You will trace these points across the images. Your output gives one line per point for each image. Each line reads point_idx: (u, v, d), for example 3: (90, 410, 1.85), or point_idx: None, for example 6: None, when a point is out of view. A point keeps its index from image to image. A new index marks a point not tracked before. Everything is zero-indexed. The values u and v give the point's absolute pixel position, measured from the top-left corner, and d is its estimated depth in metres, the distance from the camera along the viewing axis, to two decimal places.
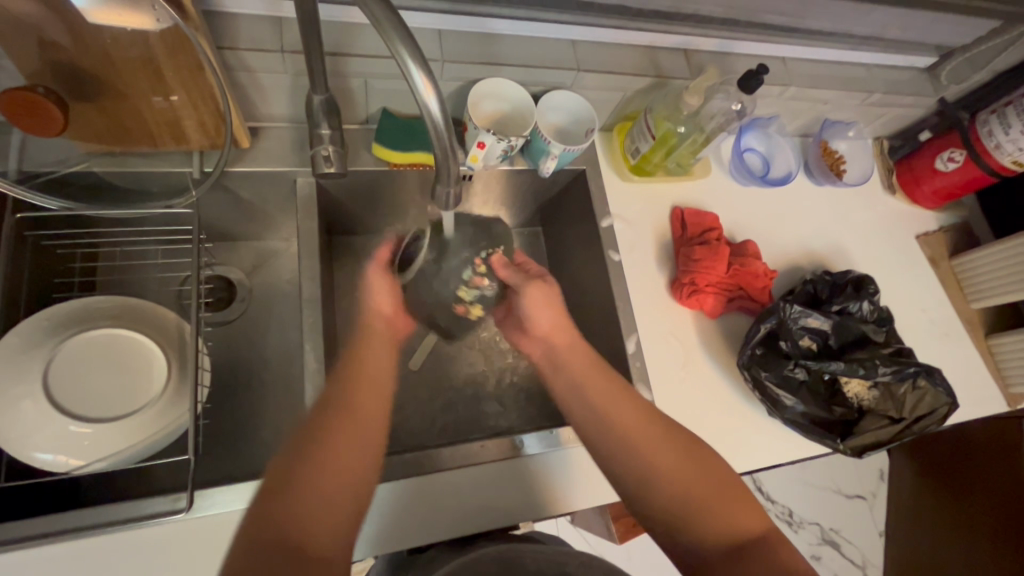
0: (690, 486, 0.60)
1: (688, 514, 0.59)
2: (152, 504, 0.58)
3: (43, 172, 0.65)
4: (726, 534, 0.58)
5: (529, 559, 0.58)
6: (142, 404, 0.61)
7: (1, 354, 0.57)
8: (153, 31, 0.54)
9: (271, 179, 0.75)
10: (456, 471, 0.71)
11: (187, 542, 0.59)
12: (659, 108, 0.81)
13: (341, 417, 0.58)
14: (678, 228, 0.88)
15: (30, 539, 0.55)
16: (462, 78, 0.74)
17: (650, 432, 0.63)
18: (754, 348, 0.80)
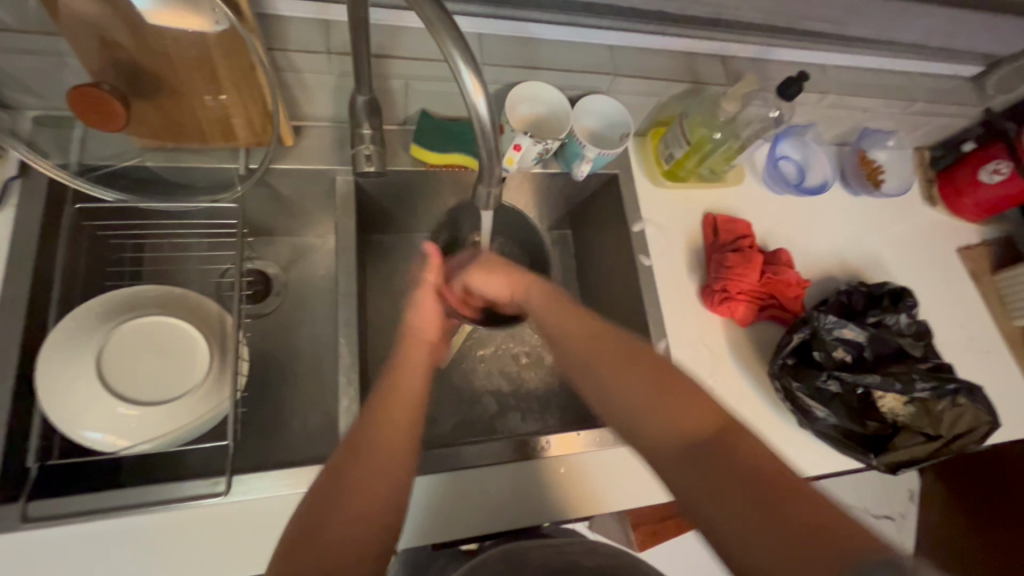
0: (633, 388, 0.53)
1: (632, 414, 0.52)
2: (192, 487, 0.60)
3: (100, 165, 0.68)
4: (671, 433, 0.50)
5: (533, 552, 0.60)
6: (187, 389, 0.63)
7: (60, 338, 0.60)
8: (212, 32, 0.56)
9: (312, 177, 0.77)
10: (483, 469, 0.72)
11: (225, 525, 0.61)
12: (694, 114, 0.81)
13: (374, 418, 0.55)
14: (710, 235, 0.87)
15: (75, 518, 0.57)
16: (500, 82, 0.76)
17: (588, 336, 0.57)
18: (785, 358, 0.79)
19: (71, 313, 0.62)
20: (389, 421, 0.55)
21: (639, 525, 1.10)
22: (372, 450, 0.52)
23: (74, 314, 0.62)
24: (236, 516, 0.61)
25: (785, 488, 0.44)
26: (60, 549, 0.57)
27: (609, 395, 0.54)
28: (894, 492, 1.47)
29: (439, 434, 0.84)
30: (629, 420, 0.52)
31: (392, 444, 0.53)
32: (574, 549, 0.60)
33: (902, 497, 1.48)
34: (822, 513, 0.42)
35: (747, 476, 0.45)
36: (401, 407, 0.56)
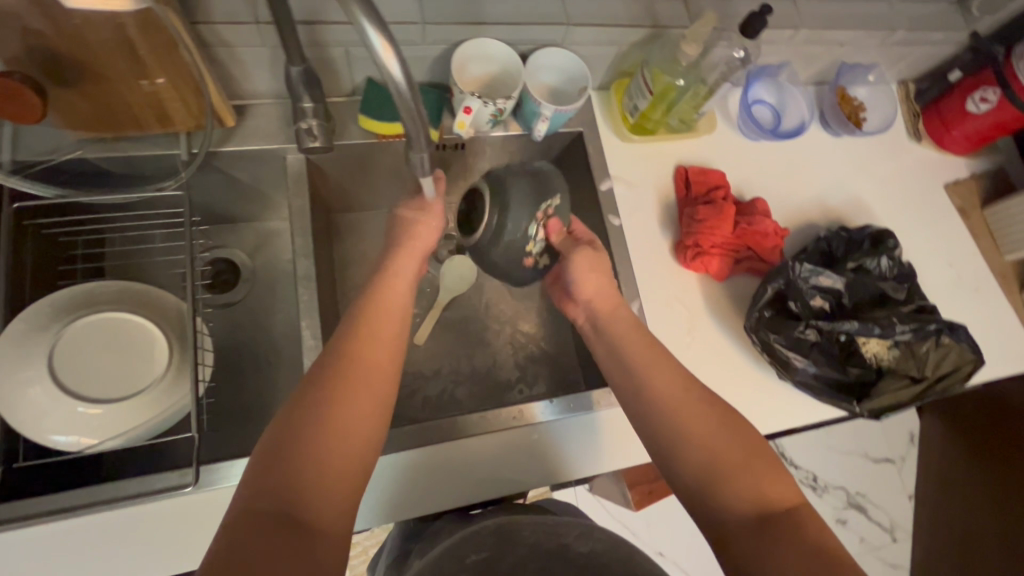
0: (721, 454, 0.55)
1: (710, 477, 0.55)
2: (160, 479, 0.59)
3: (37, 161, 0.64)
4: (751, 507, 0.53)
5: (529, 531, 0.57)
6: (147, 384, 0.62)
7: (10, 340, 0.59)
8: (127, 12, 0.53)
9: (262, 158, 0.74)
10: (476, 439, 0.71)
11: (199, 514, 0.61)
12: (657, 62, 0.77)
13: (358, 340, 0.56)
14: (682, 189, 0.84)
15: (45, 516, 0.57)
16: (446, 41, 0.71)
17: (691, 407, 0.58)
18: (761, 309, 0.76)
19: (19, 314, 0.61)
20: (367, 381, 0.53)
21: (633, 485, 1.11)
22: (346, 408, 0.51)
23: (24, 315, 0.60)
24: (208, 505, 0.61)
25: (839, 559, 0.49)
26: (34, 547, 0.57)
27: (690, 449, 0.56)
28: (892, 434, 1.48)
29: (418, 411, 0.83)
30: (699, 484, 0.55)
31: (366, 415, 0.52)
32: (570, 532, 0.57)
33: (902, 440, 1.48)
34: None
35: (808, 547, 0.49)
36: (366, 365, 0.54)
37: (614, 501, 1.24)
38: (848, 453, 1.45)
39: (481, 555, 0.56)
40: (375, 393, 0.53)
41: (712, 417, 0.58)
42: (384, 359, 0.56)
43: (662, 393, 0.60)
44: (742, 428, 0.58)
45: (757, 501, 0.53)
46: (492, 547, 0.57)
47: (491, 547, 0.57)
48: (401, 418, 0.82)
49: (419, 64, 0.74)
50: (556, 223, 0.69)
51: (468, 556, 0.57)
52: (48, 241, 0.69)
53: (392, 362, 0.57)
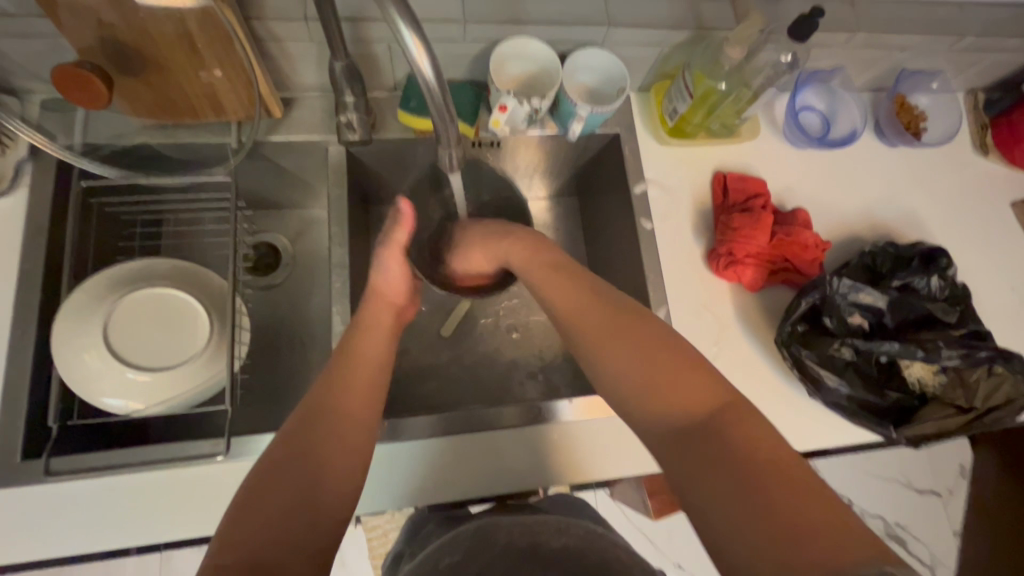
0: (631, 369, 0.53)
1: (634, 394, 0.52)
2: (195, 445, 0.64)
3: (104, 144, 0.69)
4: (672, 418, 0.50)
5: (504, 533, 0.58)
6: (189, 356, 0.66)
7: (71, 308, 0.64)
8: (190, 9, 0.57)
9: (306, 148, 0.78)
10: (492, 433, 0.73)
11: (226, 483, 0.64)
12: (698, 64, 0.75)
13: (347, 370, 0.59)
14: (719, 196, 0.82)
15: (93, 472, 0.62)
16: (486, 40, 0.72)
17: (602, 314, 0.57)
18: (795, 324, 0.73)
19: (78, 287, 0.66)
20: (348, 400, 0.56)
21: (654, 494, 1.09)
22: (331, 436, 0.52)
23: (85, 286, 0.65)
24: (235, 475, 0.64)
25: (784, 468, 0.44)
26: (76, 501, 0.62)
27: (607, 369, 0.55)
28: (940, 466, 1.39)
29: (439, 400, 0.86)
30: (624, 396, 0.53)
31: (346, 441, 0.53)
32: (548, 529, 0.58)
33: (952, 473, 1.39)
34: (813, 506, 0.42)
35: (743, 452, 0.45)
36: (348, 389, 0.57)
37: (635, 509, 1.23)
38: (889, 482, 1.37)
39: (455, 558, 0.57)
40: (354, 419, 0.55)
41: (633, 329, 0.55)
42: (367, 382, 0.59)
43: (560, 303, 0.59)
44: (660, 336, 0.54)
45: (683, 406, 0.50)
46: (467, 549, 0.57)
47: (466, 548, 0.57)
48: (423, 407, 0.84)
49: (459, 61, 0.76)
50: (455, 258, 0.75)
51: (442, 560, 0.56)
52: (110, 221, 0.75)
53: (375, 393, 0.59)
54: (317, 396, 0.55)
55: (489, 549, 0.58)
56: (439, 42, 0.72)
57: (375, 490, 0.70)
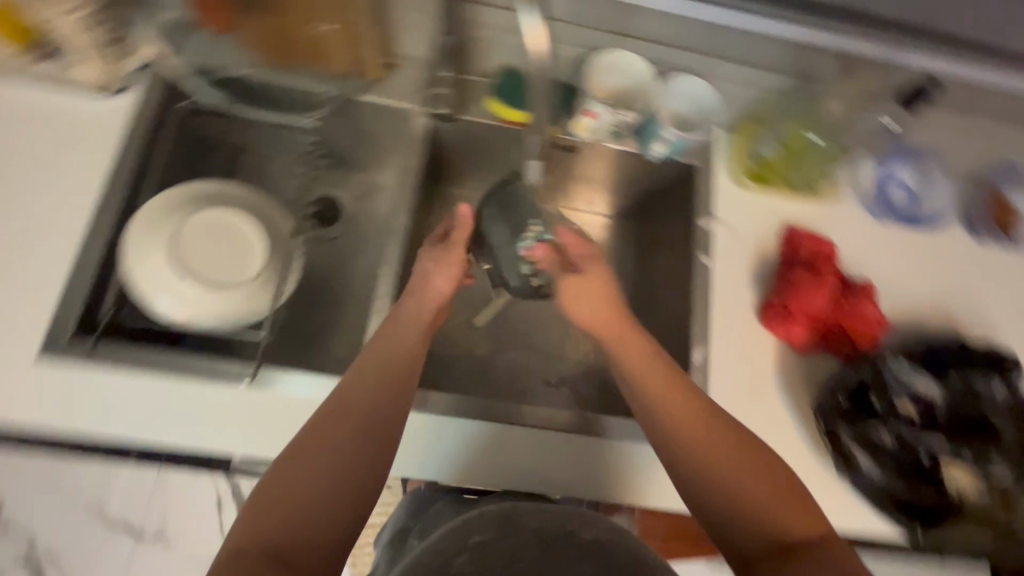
0: (717, 467, 0.54)
1: (726, 509, 0.52)
2: (226, 366, 0.66)
3: (217, 71, 0.75)
4: (761, 529, 0.51)
5: (531, 517, 0.55)
6: (240, 282, 0.69)
7: (152, 211, 0.68)
8: None
9: (392, 114, 0.79)
10: (502, 427, 0.72)
11: (243, 409, 0.66)
12: (793, 114, 0.81)
13: (365, 380, 0.57)
14: (784, 250, 0.79)
15: (128, 365, 0.64)
16: (588, 46, 0.75)
17: (687, 402, 0.57)
18: (838, 395, 0.70)
19: (160, 196, 0.70)
20: (370, 417, 0.55)
21: None
22: (338, 452, 0.52)
23: (167, 194, 0.70)
24: (253, 403, 0.66)
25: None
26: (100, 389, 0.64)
27: (688, 470, 0.55)
28: None
29: (457, 386, 0.86)
30: (707, 489, 0.53)
31: (356, 457, 0.52)
32: (573, 518, 0.55)
33: None
34: None
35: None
36: (370, 405, 0.56)
37: None
38: None
39: (484, 537, 0.54)
40: (363, 432, 0.54)
41: (720, 424, 0.56)
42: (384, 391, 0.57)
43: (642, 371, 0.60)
44: (742, 436, 0.56)
45: (777, 530, 0.51)
46: (496, 530, 0.54)
47: (494, 525, 0.55)
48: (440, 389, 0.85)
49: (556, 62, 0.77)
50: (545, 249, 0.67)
51: (469, 537, 0.54)
52: (197, 138, 0.78)
53: (393, 403, 0.57)
54: (331, 405, 0.55)
55: (518, 532, 0.54)
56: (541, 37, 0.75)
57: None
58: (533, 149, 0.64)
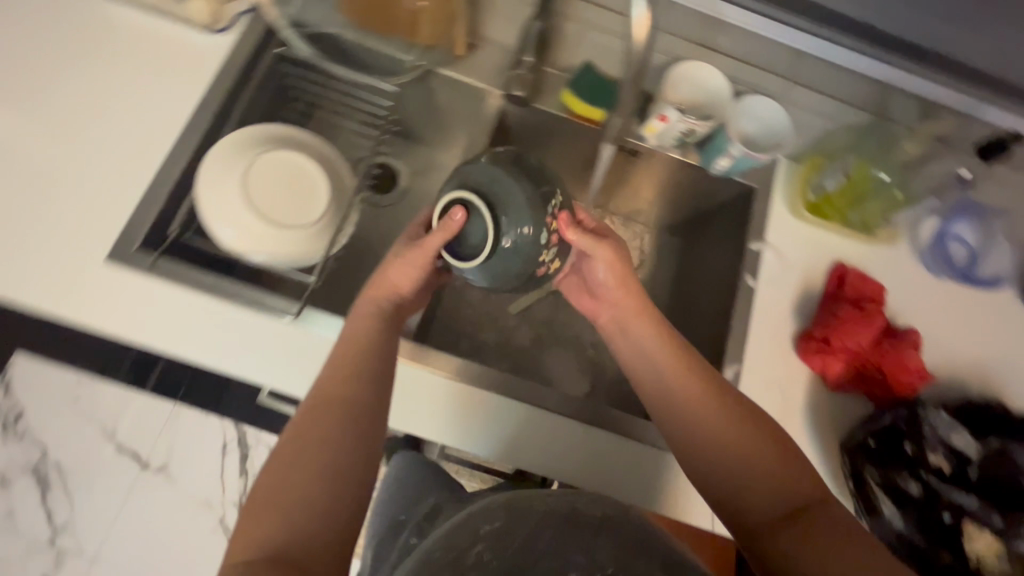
0: (732, 444, 0.57)
1: (740, 474, 0.57)
2: (273, 300, 0.68)
3: (310, 24, 0.77)
4: (779, 496, 0.55)
5: (539, 500, 0.43)
6: (299, 224, 0.71)
7: (229, 144, 0.71)
8: None
9: (469, 92, 0.82)
10: (524, 407, 0.72)
11: (283, 343, 0.68)
12: (864, 151, 0.81)
13: (335, 383, 0.58)
14: (831, 286, 0.79)
15: (185, 282, 0.67)
16: (672, 55, 0.76)
17: (697, 384, 0.60)
18: (866, 435, 0.69)
19: (235, 133, 0.73)
20: (336, 425, 0.55)
21: None
22: (322, 456, 0.53)
23: (244, 131, 0.73)
24: (293, 339, 0.69)
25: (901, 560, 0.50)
26: (155, 301, 0.67)
27: (704, 437, 0.58)
28: None
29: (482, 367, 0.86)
30: (724, 468, 0.57)
31: (339, 459, 0.54)
32: (581, 498, 0.43)
33: None
34: None
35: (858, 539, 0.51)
36: (332, 415, 0.56)
37: None
38: None
39: (496, 527, 0.41)
40: (344, 431, 0.55)
41: (729, 408, 0.59)
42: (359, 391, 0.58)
43: (658, 357, 0.62)
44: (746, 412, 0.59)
45: (797, 497, 0.55)
46: (505, 518, 0.42)
47: (506, 516, 0.42)
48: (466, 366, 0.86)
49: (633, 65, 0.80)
50: (566, 216, 0.60)
51: (479, 526, 0.41)
52: (278, 87, 0.80)
53: (371, 399, 0.58)
54: (307, 413, 0.56)
55: (527, 518, 0.42)
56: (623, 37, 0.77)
57: (404, 413, 0.70)
58: (611, 131, 0.69)
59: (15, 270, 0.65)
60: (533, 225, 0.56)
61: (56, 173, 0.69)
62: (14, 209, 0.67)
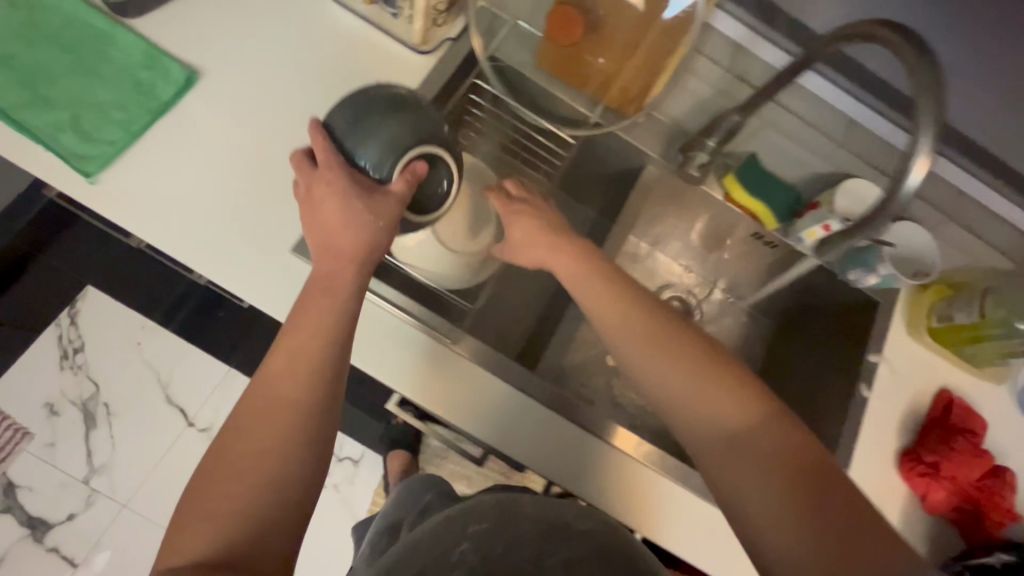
0: (682, 383, 0.57)
1: (694, 413, 0.56)
2: (434, 320, 0.75)
3: (505, 63, 0.82)
4: (729, 431, 0.55)
5: (531, 506, 0.46)
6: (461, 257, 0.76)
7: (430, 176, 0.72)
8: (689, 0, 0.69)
9: (633, 154, 0.85)
10: (620, 454, 0.75)
11: (430, 356, 0.76)
12: (1005, 295, 0.78)
13: (267, 365, 0.58)
14: (938, 412, 0.82)
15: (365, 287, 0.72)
16: (840, 168, 0.80)
17: (647, 324, 0.61)
18: (962, 567, 0.73)
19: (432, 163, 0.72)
20: (266, 427, 0.55)
21: None
22: (252, 446, 0.54)
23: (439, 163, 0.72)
24: (440, 355, 0.76)
25: (833, 482, 0.51)
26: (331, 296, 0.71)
27: (658, 374, 0.59)
28: None
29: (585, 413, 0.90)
30: (680, 406, 0.57)
31: (270, 448, 0.54)
32: (571, 508, 0.46)
33: None
34: (860, 522, 0.49)
35: (787, 466, 0.51)
36: (261, 419, 0.55)
37: None
38: None
39: (484, 528, 0.45)
40: (278, 410, 0.55)
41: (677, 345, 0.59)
42: (294, 368, 0.57)
43: (607, 302, 0.63)
44: (699, 350, 0.59)
45: (741, 434, 0.54)
46: (494, 521, 0.45)
47: (491, 520, 0.45)
48: None
49: (807, 172, 0.82)
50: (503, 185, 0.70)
51: (467, 526, 0.45)
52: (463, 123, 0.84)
53: (307, 369, 0.57)
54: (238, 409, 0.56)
55: (517, 526, 0.45)
56: (807, 146, 0.80)
57: (494, 423, 0.75)
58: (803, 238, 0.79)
59: (204, 244, 0.67)
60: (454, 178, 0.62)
61: (250, 158, 0.71)
62: (212, 186, 0.69)
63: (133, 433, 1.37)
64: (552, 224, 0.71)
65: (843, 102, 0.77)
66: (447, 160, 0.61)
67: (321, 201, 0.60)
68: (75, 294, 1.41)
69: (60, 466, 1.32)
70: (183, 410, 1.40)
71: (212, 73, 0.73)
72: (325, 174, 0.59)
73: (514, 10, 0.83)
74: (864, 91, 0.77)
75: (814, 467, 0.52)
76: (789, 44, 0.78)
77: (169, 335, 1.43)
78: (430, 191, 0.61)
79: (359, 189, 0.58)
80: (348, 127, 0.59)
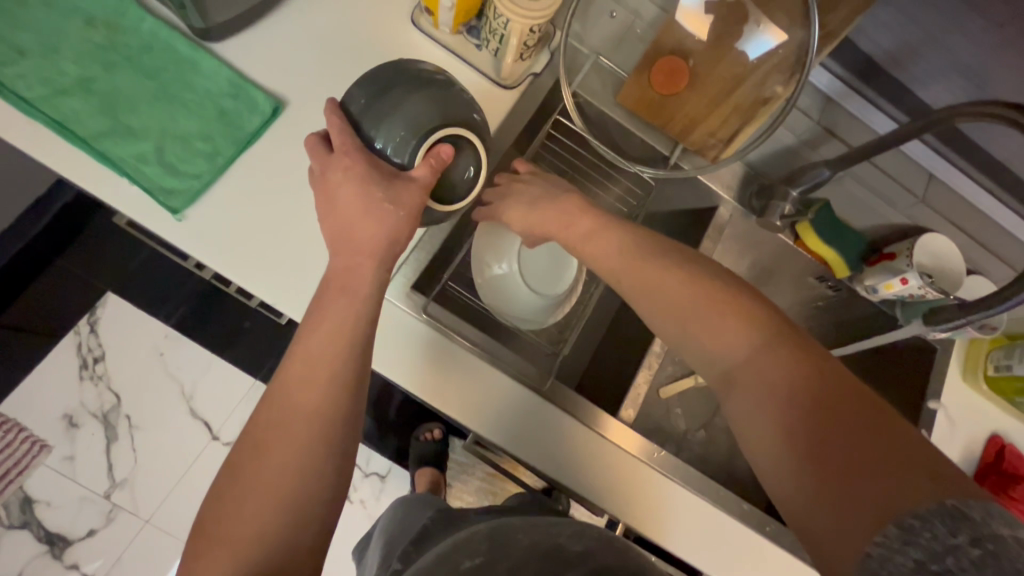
0: (687, 318, 0.57)
1: (704, 347, 0.55)
2: (496, 351, 0.74)
3: (586, 98, 0.81)
4: (733, 364, 0.53)
5: (524, 534, 0.48)
6: (521, 296, 0.77)
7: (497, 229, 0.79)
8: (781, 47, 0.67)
9: (704, 194, 0.86)
10: (672, 484, 0.77)
11: (480, 384, 0.73)
12: None
13: (285, 373, 0.54)
14: (990, 456, 0.85)
15: (428, 317, 0.71)
16: (917, 222, 0.82)
17: (648, 266, 0.61)
18: None
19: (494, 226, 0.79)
20: (286, 440, 0.51)
21: None
22: (271, 465, 0.50)
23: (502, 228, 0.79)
24: (495, 384, 0.74)
25: (846, 400, 0.46)
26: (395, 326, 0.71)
27: (663, 306, 0.58)
28: None
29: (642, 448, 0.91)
30: (685, 339, 0.57)
31: (290, 463, 0.51)
32: (564, 530, 0.48)
33: None
34: (881, 455, 0.43)
35: (799, 399, 0.48)
36: (283, 433, 0.52)
37: None
38: None
39: (477, 563, 0.45)
40: (298, 422, 0.52)
41: (683, 282, 0.58)
42: (316, 376, 0.53)
43: (619, 259, 0.63)
44: (711, 287, 0.57)
45: (747, 365, 0.52)
46: (488, 554, 0.46)
47: (484, 554, 0.46)
48: None
49: (884, 223, 0.84)
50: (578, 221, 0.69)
51: (461, 563, 0.45)
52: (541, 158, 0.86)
53: (330, 380, 0.53)
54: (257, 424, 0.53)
55: (511, 555, 0.46)
56: (889, 200, 0.81)
57: (543, 449, 0.73)
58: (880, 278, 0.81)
59: (291, 283, 0.66)
60: (478, 166, 0.60)
61: None
62: (296, 221, 0.67)
63: (153, 446, 1.33)
64: (626, 238, 0.65)
65: (942, 168, 0.78)
66: (473, 144, 0.60)
67: (340, 187, 0.57)
68: (92, 301, 1.35)
69: (79, 480, 1.28)
70: (207, 424, 1.36)
71: (297, 103, 0.70)
72: (343, 159, 0.57)
73: (594, 45, 0.81)
74: (963, 163, 0.78)
75: (828, 395, 0.47)
76: (892, 109, 0.77)
77: (193, 346, 1.38)
78: (456, 179, 0.60)
79: (380, 175, 0.57)
80: (366, 108, 0.58)
